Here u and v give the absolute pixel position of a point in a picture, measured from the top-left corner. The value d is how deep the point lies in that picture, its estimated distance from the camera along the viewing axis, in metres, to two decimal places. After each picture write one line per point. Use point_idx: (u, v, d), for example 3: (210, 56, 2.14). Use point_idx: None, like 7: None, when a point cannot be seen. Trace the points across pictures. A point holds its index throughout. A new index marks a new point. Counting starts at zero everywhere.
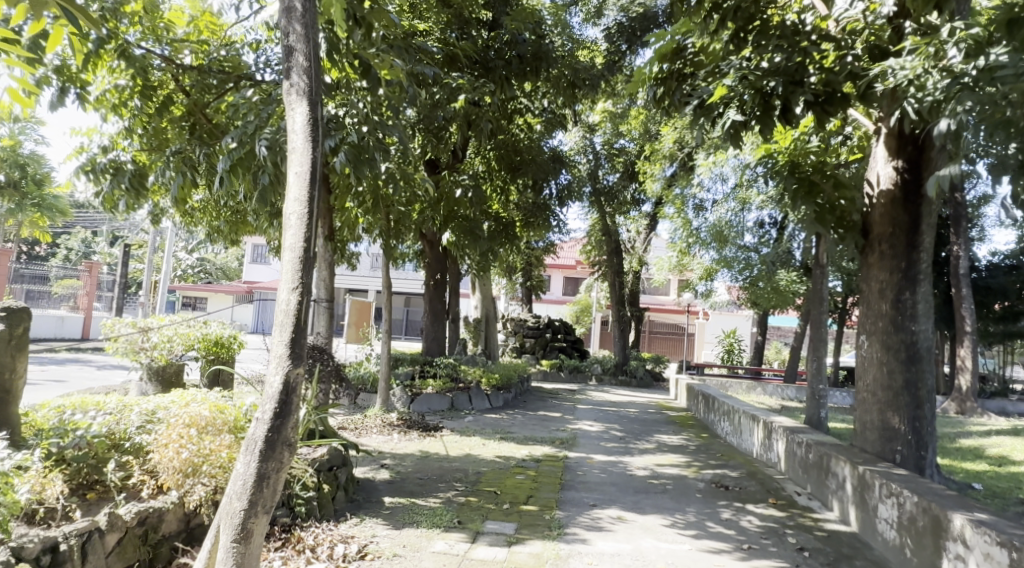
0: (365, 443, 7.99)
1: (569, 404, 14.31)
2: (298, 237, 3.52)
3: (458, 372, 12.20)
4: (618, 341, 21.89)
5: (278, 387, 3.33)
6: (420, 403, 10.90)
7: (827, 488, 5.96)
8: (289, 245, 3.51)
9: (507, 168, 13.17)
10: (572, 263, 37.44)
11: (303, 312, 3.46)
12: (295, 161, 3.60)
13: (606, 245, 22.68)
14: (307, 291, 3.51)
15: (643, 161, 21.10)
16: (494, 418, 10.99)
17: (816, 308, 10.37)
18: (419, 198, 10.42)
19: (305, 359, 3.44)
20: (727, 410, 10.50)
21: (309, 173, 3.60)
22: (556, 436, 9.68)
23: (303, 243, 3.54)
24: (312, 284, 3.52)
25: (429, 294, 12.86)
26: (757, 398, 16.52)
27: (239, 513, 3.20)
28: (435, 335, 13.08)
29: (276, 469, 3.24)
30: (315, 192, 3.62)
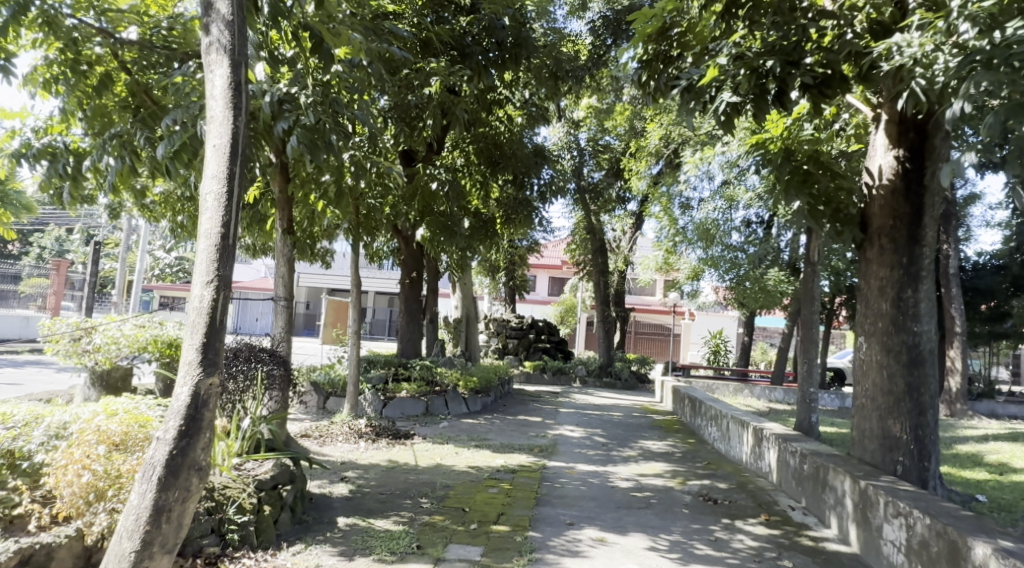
0: (326, 453, 7.45)
1: (550, 407, 13.80)
2: (214, 222, 3.07)
3: (434, 375, 11.67)
4: (602, 342, 21.38)
5: (185, 401, 2.99)
6: (393, 407, 10.48)
7: (824, 503, 5.48)
8: (203, 231, 3.06)
9: (486, 163, 12.66)
10: (557, 263, 36.96)
11: (218, 313, 3.05)
12: (213, 132, 3.15)
13: (590, 244, 22.20)
14: (224, 286, 3.08)
15: (628, 158, 20.61)
16: (471, 424, 10.46)
17: (808, 308, 9.91)
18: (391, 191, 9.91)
19: (220, 368, 3.06)
20: (714, 415, 10.03)
21: (229, 144, 3.14)
22: (535, 443, 9.17)
23: (220, 229, 3.09)
24: (230, 278, 3.08)
25: (405, 293, 12.29)
26: (744, 400, 16.08)
27: (132, 552, 2.86)
28: (411, 336, 12.52)
29: (179, 499, 2.92)
30: (237, 167, 3.15)
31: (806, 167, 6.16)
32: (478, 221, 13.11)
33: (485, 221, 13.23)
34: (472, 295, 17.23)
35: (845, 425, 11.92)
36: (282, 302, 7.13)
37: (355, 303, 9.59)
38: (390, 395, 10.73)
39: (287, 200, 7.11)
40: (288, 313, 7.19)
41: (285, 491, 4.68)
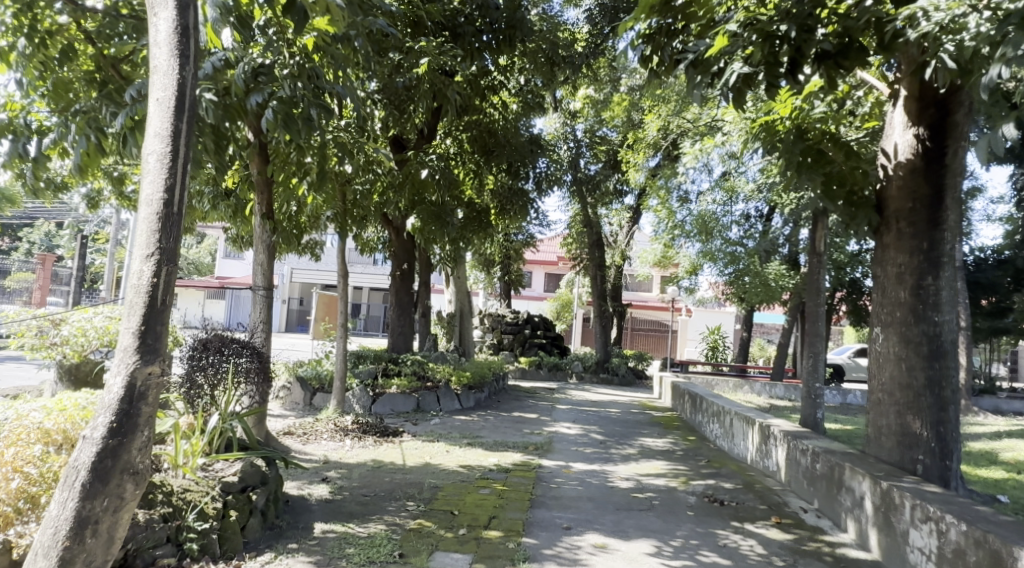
0: (309, 452, 7.06)
1: (546, 404, 13.41)
2: (157, 188, 3.17)
3: (425, 370, 11.26)
4: (599, 338, 20.99)
5: (120, 391, 3.06)
6: (382, 403, 10.12)
7: (840, 505, 5.11)
8: (146, 196, 3.17)
9: (480, 151, 12.25)
10: (553, 258, 36.57)
11: (158, 292, 3.14)
12: (157, 84, 3.23)
13: (587, 237, 21.81)
14: (167, 259, 3.18)
15: (626, 150, 20.22)
16: (464, 421, 10.08)
17: (813, 300, 9.50)
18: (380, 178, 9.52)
19: (161, 357, 3.15)
20: (716, 412, 9.65)
21: (175, 99, 3.24)
22: (530, 441, 8.79)
23: (163, 194, 3.19)
24: (173, 251, 3.19)
25: (396, 286, 11.87)
26: (744, 397, 15.73)
27: (63, 543, 2.94)
28: (402, 330, 12.09)
29: (109, 501, 3.00)
30: (184, 126, 3.24)
31: (817, 144, 5.77)
32: (473, 212, 12.70)
33: (479, 212, 12.82)
34: (466, 289, 16.84)
35: (849, 422, 11.56)
36: (260, 292, 6.72)
37: (343, 295, 9.17)
38: (379, 390, 10.35)
39: (265, 180, 6.81)
40: (269, 303, 6.79)
41: (254, 495, 4.28)
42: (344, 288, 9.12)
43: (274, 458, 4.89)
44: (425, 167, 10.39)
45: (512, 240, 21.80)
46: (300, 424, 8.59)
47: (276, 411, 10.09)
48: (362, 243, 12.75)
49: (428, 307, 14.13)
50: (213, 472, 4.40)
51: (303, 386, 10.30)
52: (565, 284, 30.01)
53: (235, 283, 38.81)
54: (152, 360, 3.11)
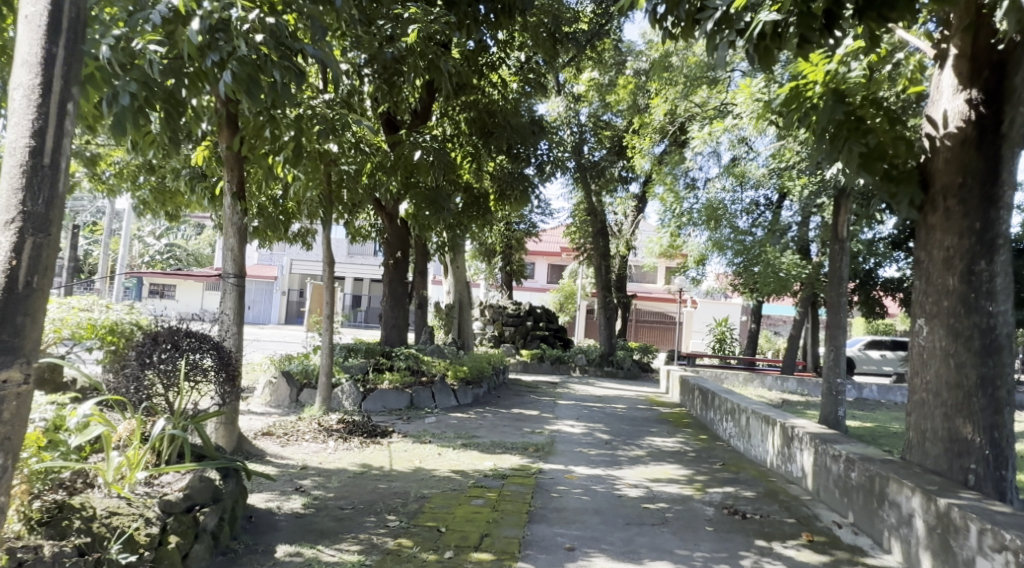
0: (286, 456, 6.47)
1: (547, 399, 12.77)
2: (22, 135, 2.73)
3: (420, 364, 10.62)
4: (603, 329, 20.33)
5: None
6: (372, 400, 9.55)
7: (881, 521, 4.47)
8: (9, 144, 2.72)
9: (478, 133, 11.60)
10: (556, 249, 35.88)
11: (16, 271, 2.70)
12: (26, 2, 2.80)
13: (591, 226, 21.14)
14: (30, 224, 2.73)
15: (631, 135, 19.52)
16: (460, 419, 9.45)
17: (835, 291, 8.74)
18: (368, 159, 8.92)
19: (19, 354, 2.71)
20: (729, 409, 8.98)
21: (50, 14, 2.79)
22: (530, 441, 8.17)
23: (28, 143, 2.74)
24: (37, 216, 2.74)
25: (390, 275, 11.24)
26: (754, 391, 15.08)
27: None
28: (395, 321, 11.45)
29: None
30: (54, 72, 2.79)
31: (855, 111, 5.11)
32: (470, 196, 12.06)
33: (477, 196, 12.13)
34: (465, 278, 16.21)
35: (868, 419, 10.91)
36: (231, 280, 6.12)
37: (327, 283, 8.50)
38: (371, 387, 9.76)
39: (236, 155, 6.23)
40: (240, 292, 6.19)
41: (202, 515, 3.70)
42: (329, 275, 8.48)
43: (233, 472, 4.29)
44: (417, 148, 9.75)
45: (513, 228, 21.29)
46: (282, 423, 8.00)
47: (260, 408, 9.48)
48: (353, 230, 12.11)
49: (424, 298, 13.50)
50: (156, 489, 3.79)
51: (290, 381, 9.73)
52: (568, 275, 29.35)
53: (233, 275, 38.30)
54: (8, 364, 2.67)
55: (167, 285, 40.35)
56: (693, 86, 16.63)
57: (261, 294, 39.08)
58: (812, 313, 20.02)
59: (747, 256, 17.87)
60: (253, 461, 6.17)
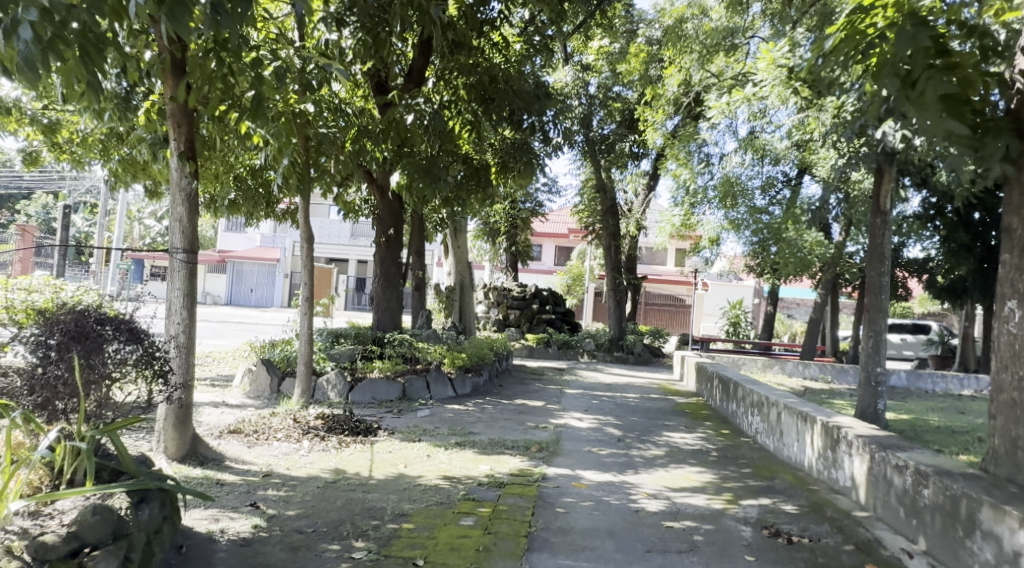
0: (249, 461, 5.62)
1: (553, 388, 11.88)
2: None
3: (414, 351, 9.71)
4: (613, 313, 19.42)
5: None
6: (361, 391, 8.69)
7: (972, 556, 3.55)
8: None
9: (478, 100, 10.57)
10: (563, 231, 34.91)
11: None
12: None
13: (599, 204, 20.16)
14: None
15: (643, 107, 18.52)
16: (457, 412, 8.56)
17: (875, 269, 7.70)
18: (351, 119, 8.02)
19: None
20: (755, 401, 8.04)
21: None
22: (533, 438, 7.28)
23: None
24: None
25: (382, 255, 10.36)
26: (774, 379, 14.16)
27: None
28: (387, 305, 10.49)
29: None
30: None
31: (938, 39, 4.12)
32: (469, 168, 10.88)
33: (478, 168, 10.98)
34: (466, 258, 15.31)
35: (906, 411, 9.93)
36: (179, 256, 5.25)
37: (306, 262, 7.64)
38: (360, 376, 8.90)
39: (183, 108, 5.34)
40: (191, 269, 5.33)
41: (92, 562, 2.85)
42: (307, 250, 7.62)
43: (155, 495, 3.42)
44: (409, 111, 8.88)
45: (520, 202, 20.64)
46: (255, 419, 7.13)
47: (236, 400, 8.62)
48: (342, 203, 11.22)
49: (421, 279, 12.60)
50: (37, 525, 2.98)
51: (271, 370, 8.89)
52: (576, 256, 28.57)
53: (235, 258, 37.61)
54: None
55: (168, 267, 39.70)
56: (709, 54, 15.62)
57: (263, 277, 38.35)
58: (832, 295, 19.04)
59: (765, 236, 16.86)
60: (209, 468, 5.32)
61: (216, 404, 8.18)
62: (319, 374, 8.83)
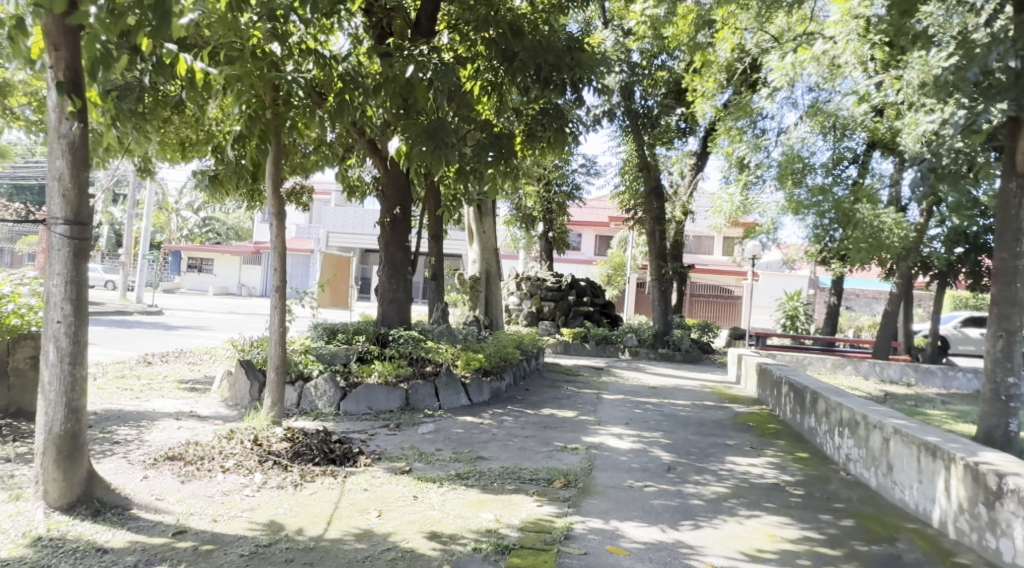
0: (163, 508, 4.11)
1: (590, 393, 10.27)
2: None
3: (422, 351, 8.19)
4: (657, 305, 17.71)
5: None
6: (353, 399, 7.29)
7: None
8: None
9: (500, 56, 9.20)
10: (605, 220, 33.26)
11: None
12: None
13: (642, 185, 18.45)
14: None
15: (692, 76, 17.02)
16: (469, 427, 7.05)
17: (1007, 250, 5.94)
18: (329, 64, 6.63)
19: None
20: (844, 420, 6.37)
21: None
22: (559, 467, 5.71)
23: None
24: None
25: (386, 238, 8.87)
26: (846, 385, 12.82)
27: None
28: (394, 294, 8.93)
29: None
30: None
31: None
32: (487, 136, 9.34)
33: (499, 136, 9.41)
34: (494, 245, 13.89)
35: None
36: (58, 229, 3.82)
37: (278, 241, 6.13)
38: (355, 381, 7.47)
39: (65, 24, 3.94)
40: (79, 248, 3.89)
41: None
42: (278, 229, 6.13)
43: None
44: (407, 64, 7.47)
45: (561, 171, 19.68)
46: (208, 439, 5.64)
47: (206, 409, 7.21)
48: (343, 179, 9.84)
49: (437, 267, 11.13)
50: None
51: (253, 373, 7.46)
52: (617, 243, 26.96)
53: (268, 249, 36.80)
54: None
55: (205, 259, 39.17)
56: (768, 12, 13.94)
57: (296, 268, 37.44)
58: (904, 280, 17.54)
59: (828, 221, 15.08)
60: (102, 521, 3.85)
61: (181, 415, 6.73)
62: (306, 378, 7.42)
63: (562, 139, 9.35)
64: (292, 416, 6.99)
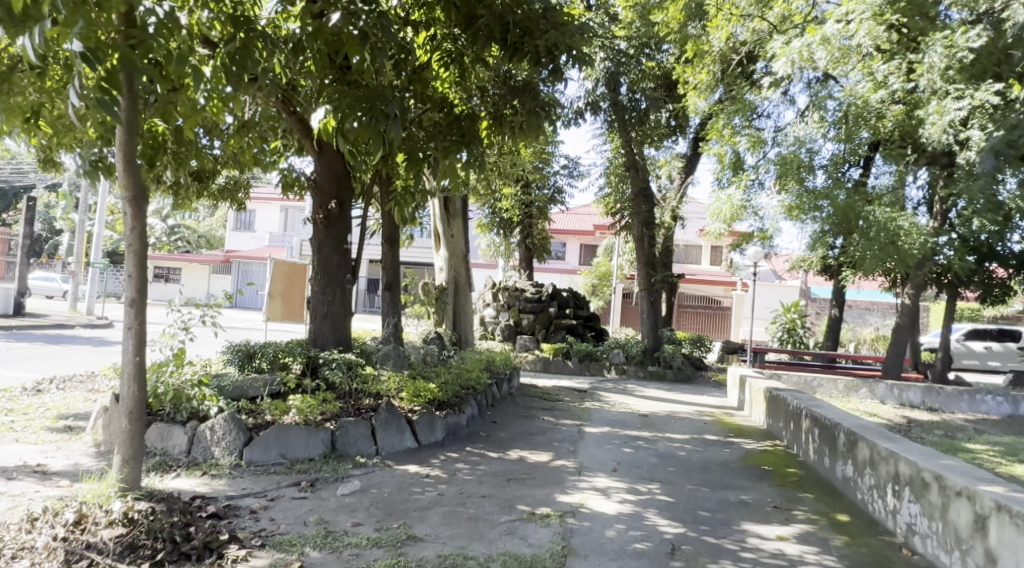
0: None
1: (570, 424, 8.66)
2: None
3: (359, 381, 6.54)
4: (646, 319, 16.17)
5: None
6: (261, 446, 5.58)
7: None
8: None
9: (460, 21, 7.66)
10: (589, 228, 31.78)
11: None
12: None
13: (630, 187, 16.90)
14: None
15: (684, 66, 15.67)
16: (409, 483, 5.41)
17: None
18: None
19: None
20: (902, 478, 5.01)
21: None
22: (521, 555, 4.11)
23: None
24: None
25: (320, 239, 7.19)
26: (862, 410, 11.79)
27: None
28: (326, 308, 7.23)
29: None
30: None
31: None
32: (446, 117, 7.74)
33: (460, 115, 7.80)
34: (463, 250, 12.37)
35: None
36: None
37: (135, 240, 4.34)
38: (267, 421, 5.76)
39: None
40: None
41: None
42: (138, 220, 4.32)
43: None
44: (335, 9, 5.83)
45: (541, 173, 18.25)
46: (16, 517, 3.91)
47: (65, 457, 5.47)
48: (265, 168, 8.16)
49: (393, 275, 9.46)
50: None
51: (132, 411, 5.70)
52: (602, 251, 25.43)
53: (238, 257, 34.97)
54: None
55: (171, 269, 37.20)
56: None
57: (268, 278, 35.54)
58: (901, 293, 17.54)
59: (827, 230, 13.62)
60: None
61: (17, 471, 4.96)
62: (202, 419, 5.72)
63: (538, 123, 7.80)
64: (174, 471, 5.26)
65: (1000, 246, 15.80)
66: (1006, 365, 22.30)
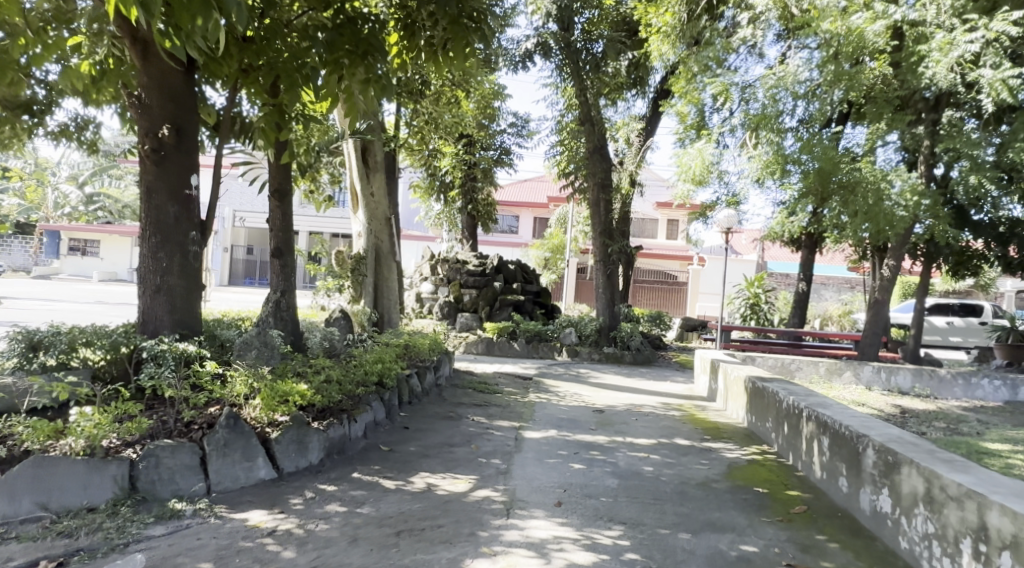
0: None
1: (506, 428, 6.78)
2: None
3: (189, 383, 4.52)
4: (602, 294, 14.38)
5: None
6: (6, 494, 3.61)
7: None
8: None
9: None
10: (542, 200, 29.84)
11: None
12: None
13: (583, 146, 14.95)
14: None
15: (646, 6, 13.77)
16: (232, 551, 3.47)
17: None
18: None
19: None
20: (995, 537, 3.30)
21: None
22: None
23: None
24: None
25: (148, 182, 5.09)
26: (849, 399, 10.17)
27: None
28: (156, 279, 5.14)
29: None
30: None
31: None
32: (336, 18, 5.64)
33: (356, 16, 5.69)
34: (385, 212, 10.30)
35: None
36: None
37: None
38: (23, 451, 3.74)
39: None
40: None
41: None
42: None
43: None
44: None
45: (487, 131, 16.17)
46: None
47: None
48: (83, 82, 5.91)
49: (284, 239, 7.37)
50: None
51: None
52: (554, 222, 23.53)
53: None
54: None
55: (89, 241, 34.15)
56: None
57: None
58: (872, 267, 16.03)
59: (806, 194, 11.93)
60: None
61: None
62: None
63: (461, 35, 5.79)
64: None
65: (977, 215, 14.36)
66: (967, 341, 21.10)
